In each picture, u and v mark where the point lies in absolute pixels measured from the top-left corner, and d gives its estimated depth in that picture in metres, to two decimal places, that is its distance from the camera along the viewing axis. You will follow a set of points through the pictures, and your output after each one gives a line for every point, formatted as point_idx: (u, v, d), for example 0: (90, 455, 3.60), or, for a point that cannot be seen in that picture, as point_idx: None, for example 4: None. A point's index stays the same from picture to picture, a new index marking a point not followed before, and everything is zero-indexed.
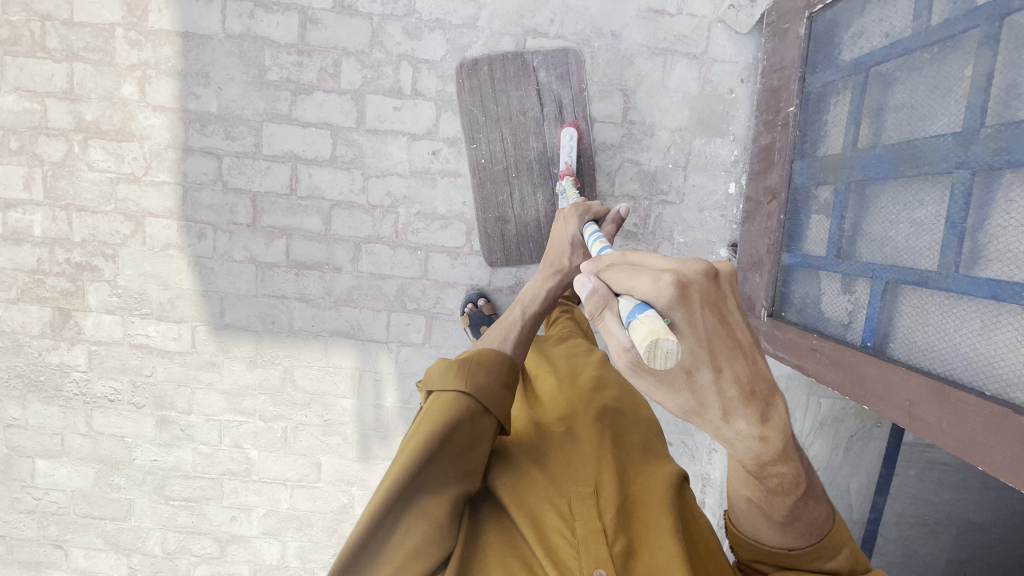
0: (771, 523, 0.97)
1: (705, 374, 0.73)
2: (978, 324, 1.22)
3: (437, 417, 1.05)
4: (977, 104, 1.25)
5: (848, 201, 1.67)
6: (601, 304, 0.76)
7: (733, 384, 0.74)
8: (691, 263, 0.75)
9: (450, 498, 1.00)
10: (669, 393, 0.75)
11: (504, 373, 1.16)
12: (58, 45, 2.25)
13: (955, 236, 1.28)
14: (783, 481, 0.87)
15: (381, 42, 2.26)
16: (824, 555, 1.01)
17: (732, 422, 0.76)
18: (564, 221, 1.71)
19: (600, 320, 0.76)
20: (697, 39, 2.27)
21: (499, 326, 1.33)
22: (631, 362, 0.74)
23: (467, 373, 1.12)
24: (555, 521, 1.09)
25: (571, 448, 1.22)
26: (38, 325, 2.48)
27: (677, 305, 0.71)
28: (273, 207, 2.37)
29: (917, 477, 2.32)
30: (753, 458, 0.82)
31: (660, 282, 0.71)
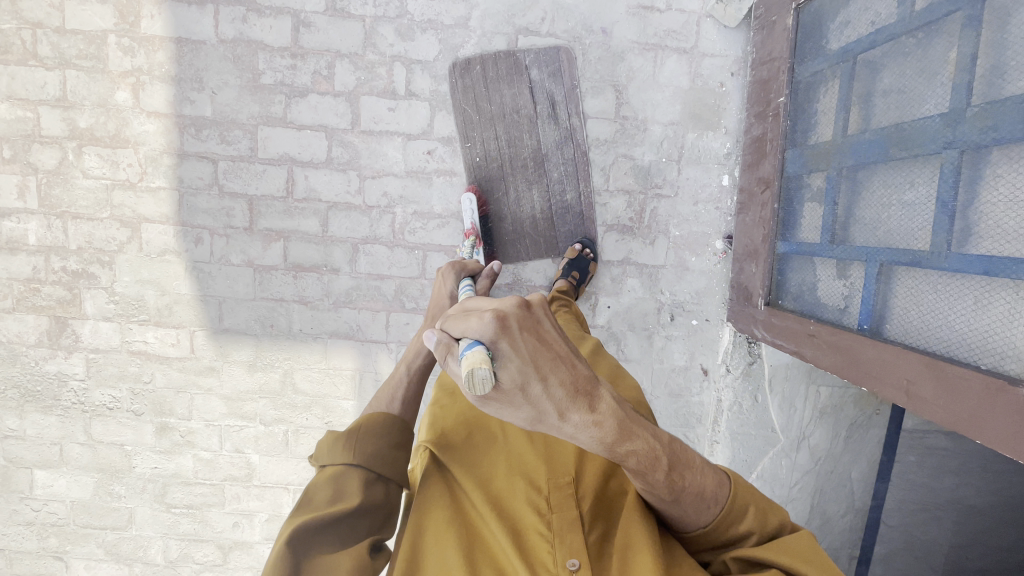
0: (668, 503, 1.05)
1: (536, 387, 0.81)
2: (971, 300, 1.24)
3: (324, 491, 1.10)
4: (962, 84, 1.27)
5: (840, 187, 1.69)
6: (444, 350, 0.82)
7: (560, 387, 0.84)
8: (507, 299, 0.83)
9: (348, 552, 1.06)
10: (511, 409, 0.83)
11: (393, 432, 1.22)
12: (50, 52, 2.26)
13: (946, 215, 1.29)
14: (640, 461, 0.95)
15: (374, 43, 2.28)
16: (737, 520, 1.10)
17: (567, 418, 0.85)
18: (442, 280, 1.67)
19: (447, 365, 0.82)
20: (687, 34, 2.30)
21: (383, 390, 1.33)
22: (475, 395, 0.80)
23: (357, 446, 1.17)
24: (532, 517, 1.16)
25: (553, 439, 1.30)
26: (34, 334, 2.47)
27: (500, 335, 0.79)
28: (270, 210, 2.37)
29: (918, 463, 2.34)
30: (601, 447, 0.91)
31: (482, 320, 0.78)
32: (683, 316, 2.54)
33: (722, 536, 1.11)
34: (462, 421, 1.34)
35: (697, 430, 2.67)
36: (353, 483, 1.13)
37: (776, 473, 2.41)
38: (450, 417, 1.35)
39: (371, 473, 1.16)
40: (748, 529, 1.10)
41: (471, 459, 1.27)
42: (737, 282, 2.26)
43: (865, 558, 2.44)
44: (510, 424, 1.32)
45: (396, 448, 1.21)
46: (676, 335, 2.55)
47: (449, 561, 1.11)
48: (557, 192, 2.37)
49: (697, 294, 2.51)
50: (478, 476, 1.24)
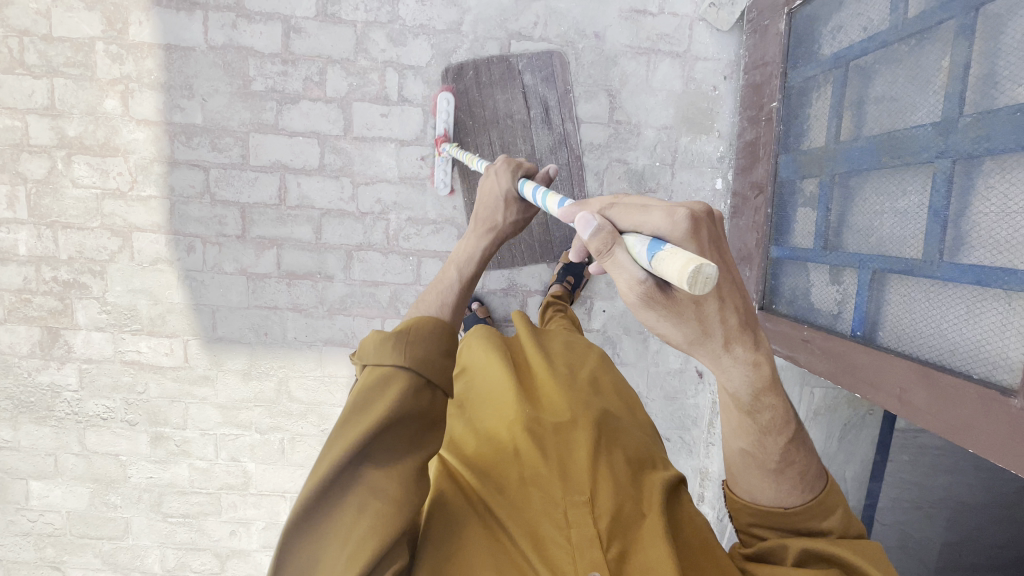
0: (766, 474, 1.04)
1: (711, 305, 0.83)
2: (964, 309, 1.24)
3: (371, 399, 1.01)
4: (955, 93, 1.27)
5: (833, 193, 1.70)
6: (610, 239, 0.78)
7: (733, 314, 0.87)
8: (695, 204, 0.84)
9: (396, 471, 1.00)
10: (676, 322, 0.83)
11: (446, 340, 1.11)
12: (38, 61, 2.23)
13: (938, 224, 1.30)
14: (774, 415, 0.98)
15: (365, 49, 2.26)
16: (823, 514, 1.07)
17: (730, 348, 0.89)
18: (493, 175, 1.54)
19: (610, 256, 0.78)
20: (680, 38, 2.30)
21: (435, 292, 1.32)
22: (641, 295, 0.79)
23: (407, 349, 1.06)
24: (552, 529, 1.17)
25: (567, 456, 1.31)
26: (26, 345, 2.45)
27: (689, 236, 0.79)
28: (263, 218, 2.36)
29: (911, 463, 2.42)
30: (749, 386, 0.93)
31: (675, 218, 0.78)
32: None
33: (805, 524, 1.07)
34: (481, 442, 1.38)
35: (693, 433, 2.66)
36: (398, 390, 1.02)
37: None
38: (471, 442, 1.39)
39: (420, 378, 1.05)
40: (828, 524, 1.07)
41: (489, 473, 1.28)
42: None
43: None
44: (523, 440, 1.32)
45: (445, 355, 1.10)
46: None
47: (474, 566, 1.10)
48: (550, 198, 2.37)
49: None
50: (495, 486, 1.25)
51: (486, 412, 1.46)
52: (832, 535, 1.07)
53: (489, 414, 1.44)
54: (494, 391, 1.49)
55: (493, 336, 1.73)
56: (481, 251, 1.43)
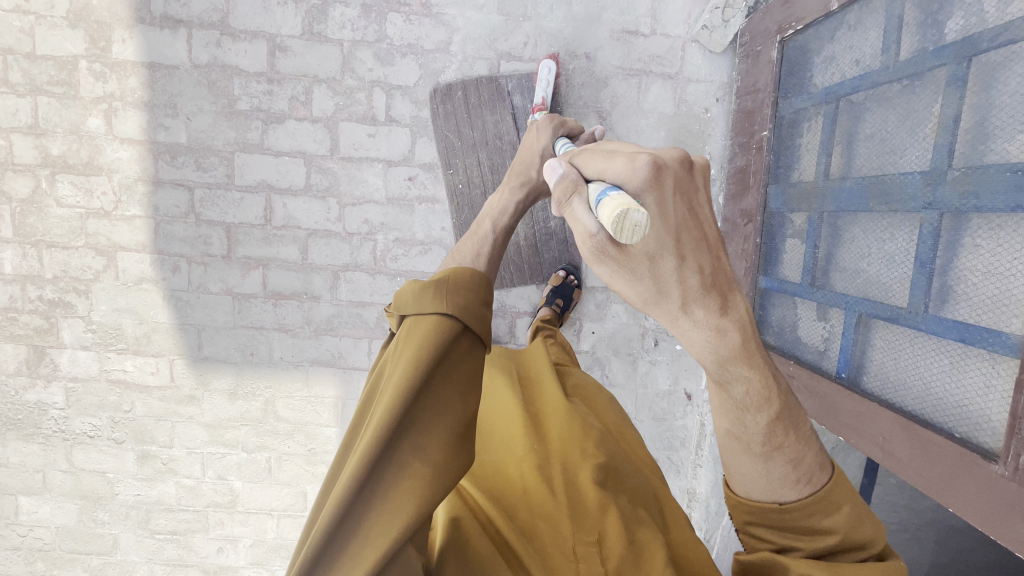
0: (754, 460, 0.94)
1: (667, 261, 0.87)
2: (948, 363, 1.23)
3: (420, 344, 0.95)
4: (944, 144, 1.25)
5: (821, 230, 1.68)
6: (569, 188, 0.94)
7: (694, 274, 0.88)
8: (667, 161, 0.92)
9: (444, 430, 0.93)
10: (631, 277, 0.88)
11: (485, 289, 1.04)
12: (21, 79, 2.20)
13: (924, 275, 1.28)
14: (749, 390, 0.91)
15: (352, 69, 2.23)
16: (825, 510, 0.94)
17: (689, 310, 0.87)
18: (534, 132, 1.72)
19: (574, 210, 0.92)
20: (672, 59, 2.27)
21: (469, 245, 1.29)
22: (595, 247, 0.89)
23: (451, 295, 0.99)
24: (563, 561, 1.18)
25: (574, 492, 1.31)
26: (13, 363, 2.44)
27: (647, 180, 0.89)
28: (249, 238, 2.33)
29: (898, 486, 2.43)
30: (712, 356, 0.89)
31: (634, 172, 0.88)
32: (667, 341, 2.53)
33: (804, 523, 0.95)
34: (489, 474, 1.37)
35: (681, 453, 2.65)
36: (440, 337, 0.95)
37: None
38: (478, 471, 1.38)
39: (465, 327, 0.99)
40: (833, 523, 0.94)
41: (500, 505, 1.29)
42: None
43: None
44: (532, 481, 1.33)
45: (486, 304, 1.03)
46: (660, 359, 2.54)
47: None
48: (541, 219, 2.38)
49: None
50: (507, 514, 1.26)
51: (494, 438, 1.46)
52: (837, 537, 0.93)
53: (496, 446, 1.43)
54: (503, 424, 1.48)
55: (501, 356, 1.72)
56: (512, 205, 1.45)
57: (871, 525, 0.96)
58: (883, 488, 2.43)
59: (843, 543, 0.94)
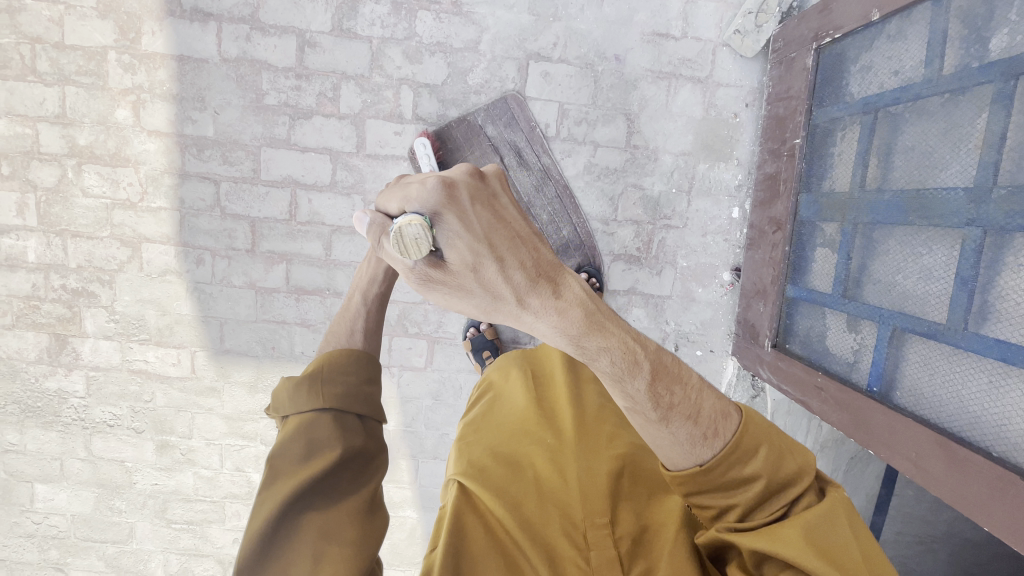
0: (657, 428, 0.93)
1: (487, 265, 0.89)
2: (986, 382, 1.22)
3: (302, 439, 1.05)
4: (989, 161, 1.24)
5: (855, 242, 1.66)
6: (377, 233, 0.93)
7: (518, 270, 0.90)
8: (456, 171, 0.93)
9: (342, 506, 1.01)
10: (463, 294, 0.90)
11: (360, 365, 1.19)
12: (49, 68, 2.20)
13: (965, 292, 1.27)
14: (614, 359, 0.89)
15: (381, 66, 2.22)
16: (745, 459, 0.96)
17: (525, 302, 0.89)
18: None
19: (385, 247, 0.92)
20: (702, 63, 2.25)
21: (341, 322, 1.29)
22: (420, 277, 0.91)
23: (324, 385, 1.12)
24: (570, 549, 1.21)
25: (587, 480, 1.32)
26: (34, 351, 2.45)
27: (442, 198, 0.88)
28: (273, 233, 2.34)
29: (915, 498, 2.43)
30: (564, 338, 0.88)
31: (425, 192, 0.88)
32: (687, 347, 2.48)
33: (730, 476, 0.97)
34: (496, 458, 1.34)
35: None
36: (323, 429, 1.07)
37: None
38: (477, 450, 1.37)
39: (347, 412, 1.12)
40: (755, 469, 0.96)
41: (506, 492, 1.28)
42: (744, 319, 2.24)
43: None
44: (544, 466, 1.34)
45: (362, 381, 1.18)
46: None
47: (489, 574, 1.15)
48: (553, 232, 2.33)
49: (703, 325, 2.46)
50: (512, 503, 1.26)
51: (500, 426, 1.46)
52: (763, 481, 0.96)
53: (498, 432, 1.43)
54: (516, 415, 1.49)
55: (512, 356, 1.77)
56: (383, 268, 1.30)
57: (789, 460, 0.99)
58: (899, 499, 2.43)
59: (770, 483, 0.97)
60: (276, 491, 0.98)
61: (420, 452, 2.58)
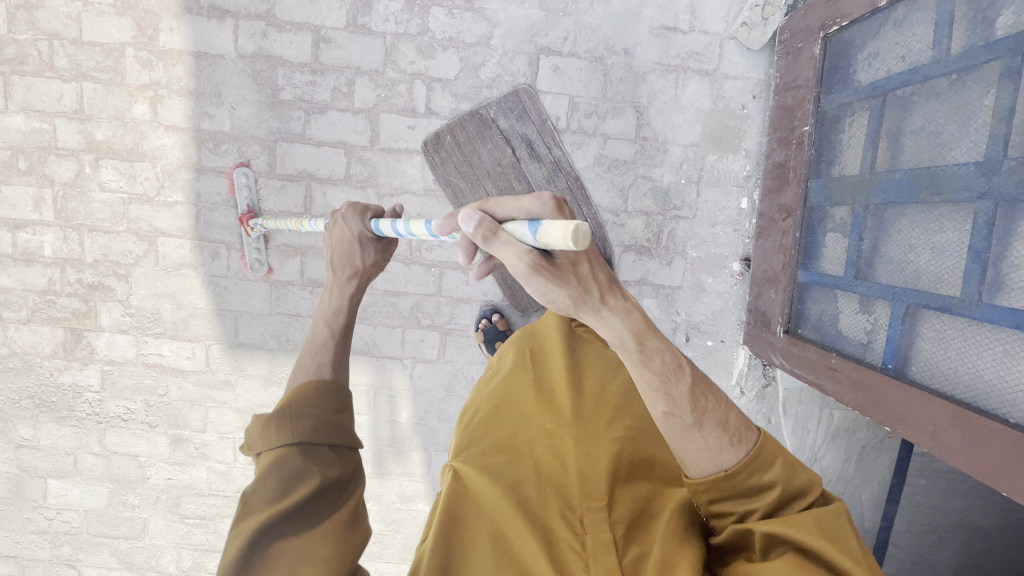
0: (690, 430, 0.96)
1: (585, 265, 0.92)
2: (1000, 351, 1.25)
3: (273, 477, 1.00)
4: (999, 135, 1.27)
5: (866, 223, 1.70)
6: (490, 227, 0.87)
7: (604, 275, 0.95)
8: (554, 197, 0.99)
9: (315, 531, 0.98)
10: (560, 287, 0.89)
11: (335, 394, 1.14)
12: (67, 64, 2.24)
13: (978, 264, 1.30)
14: (663, 360, 0.97)
15: (395, 61, 2.27)
16: (763, 466, 0.96)
17: (607, 300, 0.94)
18: (340, 221, 1.34)
19: (496, 240, 0.86)
20: (709, 56, 2.29)
21: (306, 356, 1.19)
22: (531, 265, 0.86)
23: (296, 416, 1.07)
24: (566, 531, 1.16)
25: (586, 465, 1.27)
26: (49, 345, 2.47)
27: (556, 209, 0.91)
28: (288, 226, 2.37)
29: (928, 487, 2.35)
30: (631, 335, 0.94)
31: (542, 198, 0.91)
32: (699, 338, 2.50)
33: (748, 484, 0.96)
34: (496, 448, 1.35)
35: None
36: (296, 464, 1.02)
37: None
38: (477, 440, 1.37)
39: (321, 446, 1.07)
40: (772, 477, 0.96)
41: (502, 475, 1.27)
42: (755, 307, 2.27)
43: None
44: (543, 452, 1.32)
45: (339, 412, 1.13)
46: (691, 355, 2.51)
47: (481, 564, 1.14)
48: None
49: (713, 315, 2.48)
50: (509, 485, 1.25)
51: (499, 411, 1.44)
52: (778, 491, 0.95)
53: (499, 420, 1.42)
54: (519, 396, 1.47)
55: (518, 335, 1.72)
56: (349, 298, 1.27)
57: (804, 470, 0.99)
58: (912, 490, 2.35)
59: (785, 491, 0.96)
60: (247, 527, 0.94)
61: (433, 445, 2.59)
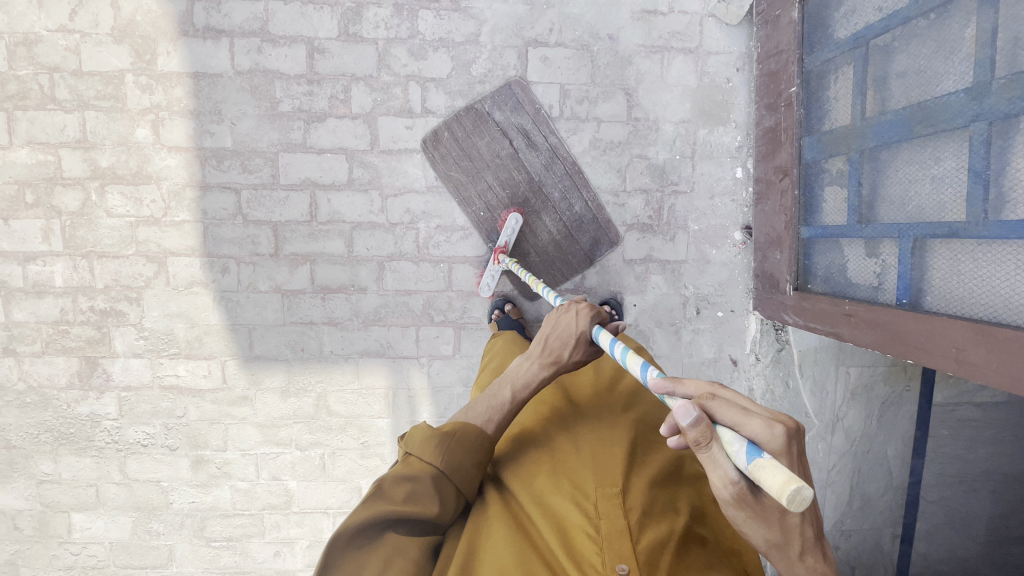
0: None
1: (795, 516, 0.82)
2: (1013, 265, 1.28)
3: (409, 488, 1.05)
4: (984, 59, 1.33)
5: (863, 168, 1.75)
6: (707, 434, 0.75)
7: (811, 525, 0.85)
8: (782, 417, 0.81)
9: (418, 539, 1.06)
10: (758, 524, 0.82)
11: (481, 452, 1.17)
12: (68, 95, 2.29)
13: (981, 184, 1.35)
14: None
15: (388, 65, 2.33)
16: None
17: (803, 557, 0.86)
18: (572, 312, 1.32)
19: (706, 447, 0.76)
20: (691, 34, 2.37)
21: (482, 403, 1.25)
22: (732, 493, 0.78)
23: (445, 450, 1.11)
24: (578, 516, 1.09)
25: (601, 453, 1.22)
26: (64, 376, 2.47)
27: (785, 451, 0.75)
28: (295, 235, 2.40)
29: (951, 437, 2.35)
30: None
31: (774, 430, 0.74)
32: (708, 310, 2.55)
33: None
34: (515, 446, 1.32)
35: None
36: (426, 489, 1.06)
37: (814, 458, 2.45)
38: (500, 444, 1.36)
39: (450, 486, 1.10)
40: None
41: (519, 471, 1.24)
42: (762, 271, 2.31)
43: (908, 536, 2.45)
44: (557, 442, 1.28)
45: (477, 467, 1.16)
46: (703, 328, 2.56)
47: (497, 549, 1.07)
48: (565, 208, 2.43)
49: (720, 286, 2.53)
50: (524, 483, 1.21)
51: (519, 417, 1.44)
52: None
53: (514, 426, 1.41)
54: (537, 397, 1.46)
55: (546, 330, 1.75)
56: (538, 380, 1.28)
57: None
58: (936, 441, 2.35)
59: None
60: (371, 513, 0.99)
61: None
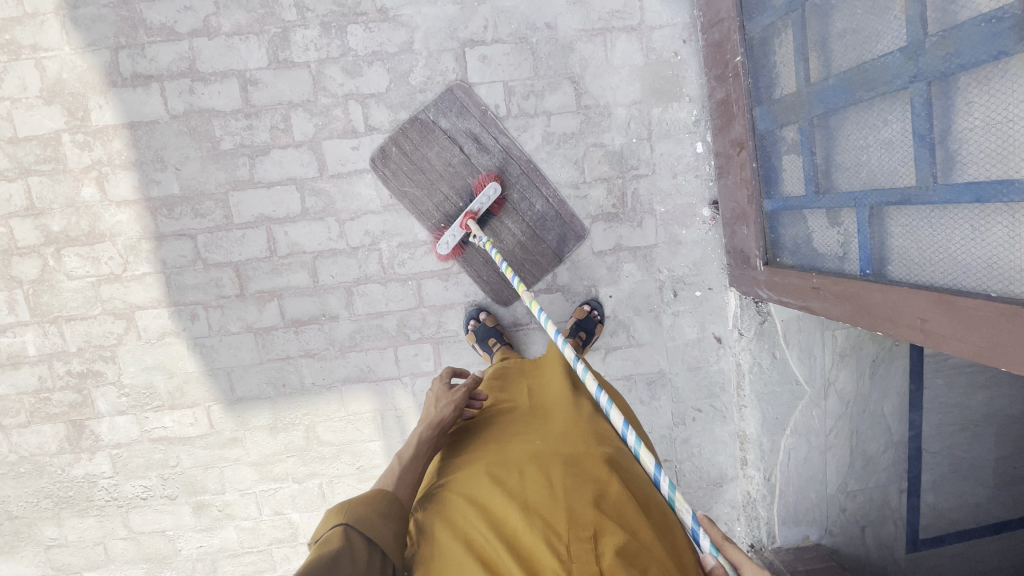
0: None
1: None
2: (968, 229, 1.22)
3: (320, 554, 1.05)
4: (915, 15, 1.24)
5: (815, 136, 1.68)
6: None
7: None
8: None
9: None
10: None
11: (388, 505, 1.19)
12: (9, 164, 2.26)
13: (926, 148, 1.28)
14: None
15: (324, 87, 2.26)
16: None
17: None
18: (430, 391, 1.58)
19: None
20: (631, 11, 2.28)
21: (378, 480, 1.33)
22: None
23: (348, 510, 1.15)
24: (551, 558, 1.06)
25: (574, 490, 1.18)
26: (54, 442, 2.48)
27: None
28: (258, 272, 2.36)
29: (944, 386, 2.32)
30: None
31: None
32: (685, 290, 2.49)
33: None
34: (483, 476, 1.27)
35: (723, 399, 2.60)
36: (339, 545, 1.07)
37: (810, 424, 2.37)
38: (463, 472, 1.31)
39: (358, 536, 1.10)
40: None
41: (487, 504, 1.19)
42: (733, 247, 2.26)
43: (915, 489, 2.39)
44: (530, 473, 1.23)
45: (390, 522, 1.16)
46: (683, 309, 2.51)
47: None
48: (526, 208, 2.37)
49: (695, 265, 2.47)
50: (493, 520, 1.16)
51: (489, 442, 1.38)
52: None
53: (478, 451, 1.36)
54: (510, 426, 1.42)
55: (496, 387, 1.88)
56: (420, 440, 1.41)
57: None
58: (930, 392, 2.32)
59: None
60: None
61: None
